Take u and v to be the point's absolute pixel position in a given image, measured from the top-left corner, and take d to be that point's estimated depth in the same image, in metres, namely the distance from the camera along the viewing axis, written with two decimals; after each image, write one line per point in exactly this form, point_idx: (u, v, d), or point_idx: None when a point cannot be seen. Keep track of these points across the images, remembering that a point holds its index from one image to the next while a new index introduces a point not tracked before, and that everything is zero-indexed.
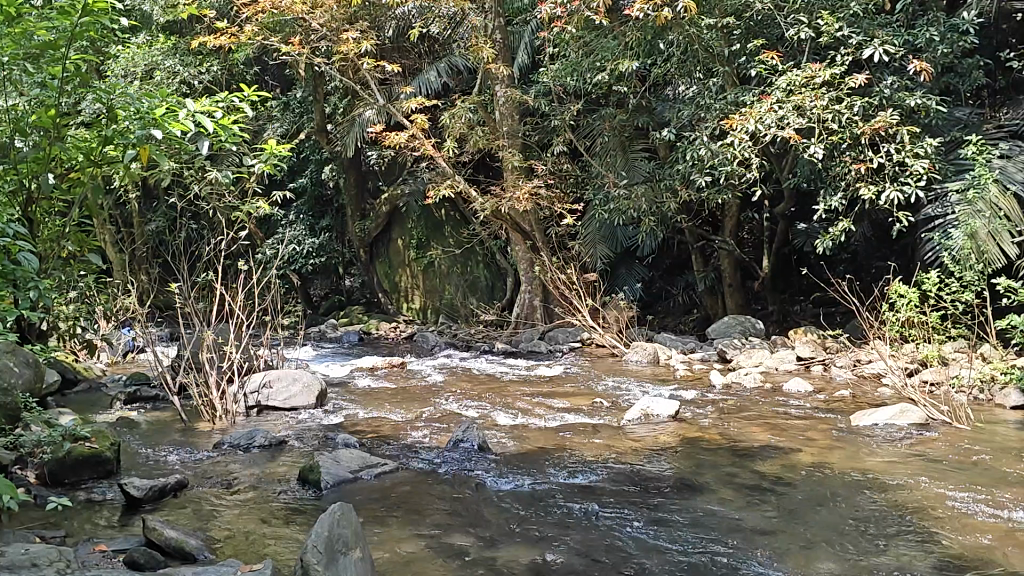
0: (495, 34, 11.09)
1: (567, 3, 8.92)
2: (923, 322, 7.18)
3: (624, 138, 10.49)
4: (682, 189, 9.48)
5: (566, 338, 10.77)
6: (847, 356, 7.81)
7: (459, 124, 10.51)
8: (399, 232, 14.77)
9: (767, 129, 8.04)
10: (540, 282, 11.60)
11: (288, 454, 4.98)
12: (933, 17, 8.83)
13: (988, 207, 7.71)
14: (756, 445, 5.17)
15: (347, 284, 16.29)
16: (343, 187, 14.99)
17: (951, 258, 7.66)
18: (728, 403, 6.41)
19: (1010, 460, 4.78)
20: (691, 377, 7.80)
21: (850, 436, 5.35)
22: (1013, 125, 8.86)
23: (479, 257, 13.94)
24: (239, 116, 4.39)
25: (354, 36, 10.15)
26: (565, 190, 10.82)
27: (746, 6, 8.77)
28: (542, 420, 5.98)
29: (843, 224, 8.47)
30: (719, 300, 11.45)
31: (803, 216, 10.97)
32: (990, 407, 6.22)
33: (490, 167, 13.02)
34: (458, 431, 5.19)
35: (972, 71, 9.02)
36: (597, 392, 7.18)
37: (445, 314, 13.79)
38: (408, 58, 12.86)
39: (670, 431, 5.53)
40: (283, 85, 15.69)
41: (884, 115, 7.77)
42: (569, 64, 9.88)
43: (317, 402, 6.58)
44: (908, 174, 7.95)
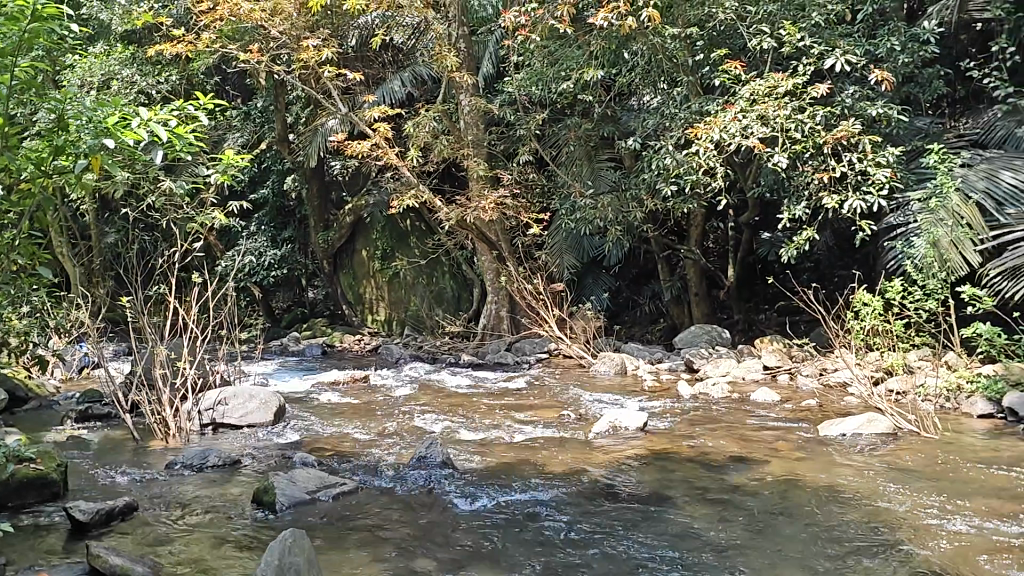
0: (459, 42, 11.03)
1: (531, 11, 8.86)
2: (887, 331, 7.19)
3: (590, 148, 10.46)
4: (647, 198, 9.45)
5: (533, 349, 10.65)
6: (813, 364, 7.80)
7: (422, 133, 10.40)
8: (363, 243, 14.62)
9: (731, 138, 8.01)
10: (506, 293, 11.50)
11: (243, 475, 4.84)
12: (893, 27, 8.94)
13: (949, 215, 7.75)
14: (725, 457, 5.12)
15: (310, 296, 16.10)
16: (306, 198, 14.78)
17: (914, 266, 7.70)
18: (694, 414, 6.36)
19: (979, 469, 4.76)
20: (658, 387, 7.73)
21: (818, 447, 5.31)
22: (973, 134, 9.14)
23: (445, 267, 13.80)
24: (195, 125, 4.24)
25: (313, 44, 10.03)
26: (530, 199, 10.74)
27: (709, 16, 8.83)
28: (507, 434, 5.88)
29: (807, 232, 8.48)
30: (685, 309, 11.45)
31: (768, 226, 11.00)
32: (956, 416, 6.20)
33: (455, 176, 12.93)
34: (421, 448, 5.06)
35: (932, 81, 9.14)
36: (563, 404, 7.09)
37: (410, 326, 13.64)
38: (372, 68, 12.76)
39: (638, 443, 5.45)
40: (243, 95, 15.50)
41: (847, 125, 7.78)
42: (534, 72, 9.81)
43: (275, 419, 6.42)
44: (870, 183, 7.97)
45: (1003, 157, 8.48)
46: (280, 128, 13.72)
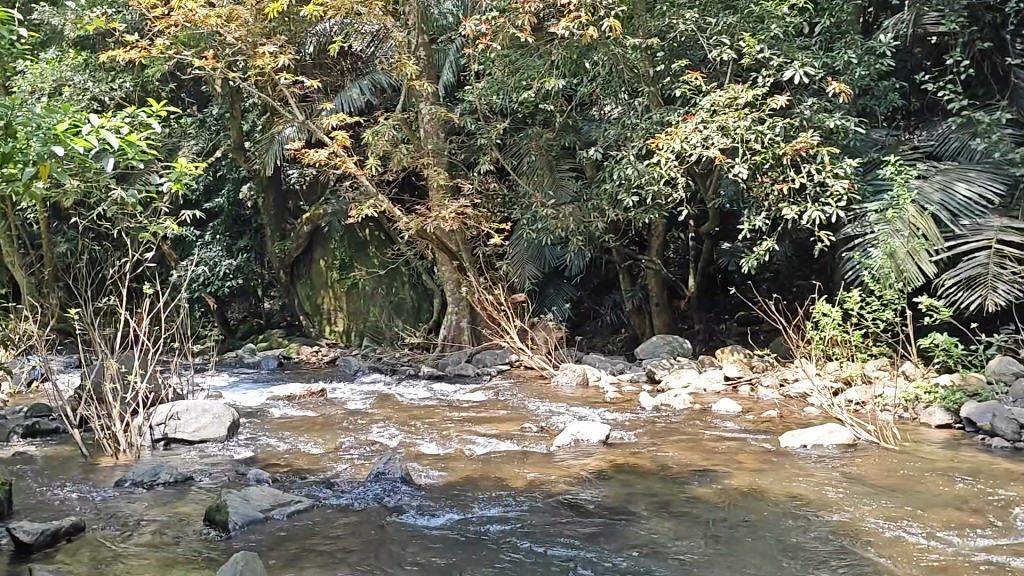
0: (418, 51, 10.97)
1: (492, 19, 8.81)
2: (846, 340, 7.23)
3: (551, 158, 10.44)
4: (608, 209, 9.44)
5: (493, 360, 10.57)
6: (773, 375, 7.82)
7: (381, 142, 10.29)
8: (321, 253, 14.45)
9: (692, 148, 8.01)
10: (467, 304, 11.42)
11: (195, 493, 4.70)
12: (850, 40, 9.04)
13: (906, 226, 7.83)
14: (688, 469, 5.08)
15: (267, 307, 15.87)
16: (262, 207, 14.64)
17: (871, 277, 7.76)
18: (657, 426, 6.32)
19: (940, 481, 4.77)
20: (620, 399, 7.69)
21: (781, 458, 5.30)
22: (927, 146, 9.27)
23: (404, 277, 13.63)
24: (148, 132, 4.13)
25: (271, 51, 9.89)
26: (491, 209, 10.68)
27: (669, 27, 8.88)
28: (468, 448, 5.81)
29: (767, 243, 8.51)
30: (646, 320, 11.46)
31: (728, 236, 11.06)
32: (915, 426, 6.23)
33: (414, 186, 12.84)
34: (379, 464, 4.96)
35: (887, 93, 9.25)
36: (525, 416, 7.02)
37: (369, 337, 13.48)
38: (331, 76, 12.64)
39: (600, 457, 5.40)
40: (199, 102, 15.27)
41: (805, 136, 7.84)
42: (495, 82, 9.76)
43: (229, 433, 6.29)
44: (829, 194, 8.03)
45: (957, 169, 8.61)
46: (236, 136, 13.54)
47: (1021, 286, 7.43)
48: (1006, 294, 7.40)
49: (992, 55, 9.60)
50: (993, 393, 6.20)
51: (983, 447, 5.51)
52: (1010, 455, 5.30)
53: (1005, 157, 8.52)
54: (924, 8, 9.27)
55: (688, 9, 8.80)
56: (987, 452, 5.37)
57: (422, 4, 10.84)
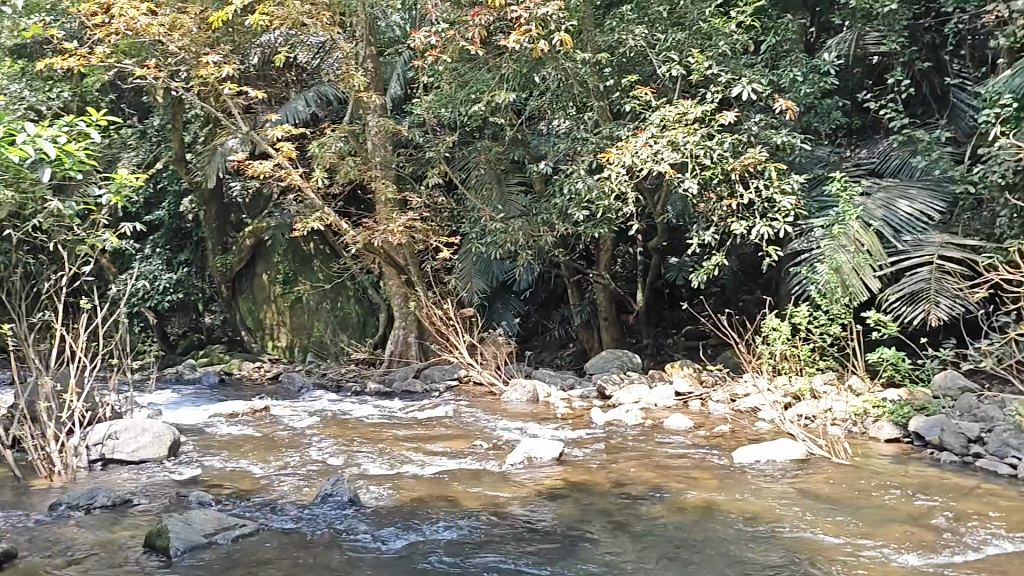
0: (366, 62, 10.84)
1: (441, 32, 8.74)
2: (795, 355, 7.26)
3: (499, 171, 10.40)
4: (558, 223, 9.40)
5: (442, 376, 10.45)
6: (723, 390, 7.83)
7: (327, 154, 10.12)
8: (264, 267, 14.18)
9: (643, 163, 8.01)
10: (414, 318, 11.29)
11: (134, 516, 4.52)
12: (795, 58, 9.17)
13: (851, 242, 7.91)
14: (642, 487, 5.03)
15: (207, 322, 15.54)
16: (204, 220, 14.27)
17: (817, 292, 7.83)
18: (609, 442, 6.27)
19: (892, 496, 4.79)
20: (571, 415, 7.63)
21: (733, 474, 5.28)
22: (869, 163, 9.42)
23: (349, 291, 13.45)
24: (86, 142, 4.01)
25: (214, 60, 9.68)
26: (439, 223, 10.57)
27: (619, 42, 8.92)
28: (418, 467, 5.68)
29: (716, 258, 8.54)
30: (594, 334, 11.46)
31: (676, 251, 11.13)
32: (863, 440, 6.27)
33: (361, 199, 12.69)
34: (326, 485, 4.82)
35: (830, 111, 9.38)
36: (475, 434, 6.91)
37: (313, 352, 13.26)
38: (274, 87, 12.44)
39: (553, 475, 5.33)
40: (139, 113, 14.94)
41: (754, 152, 7.91)
42: (443, 95, 9.67)
43: (167, 454, 6.11)
44: (776, 210, 8.11)
45: (899, 186, 8.76)
46: (177, 148, 13.26)
47: (962, 300, 7.57)
48: (948, 308, 7.54)
49: (932, 75, 9.80)
50: (939, 407, 6.27)
51: (931, 462, 5.56)
52: (958, 469, 5.36)
53: (945, 174, 8.72)
54: (867, 27, 9.44)
55: (637, 24, 8.85)
56: (936, 467, 5.43)
57: (370, 16, 10.73)
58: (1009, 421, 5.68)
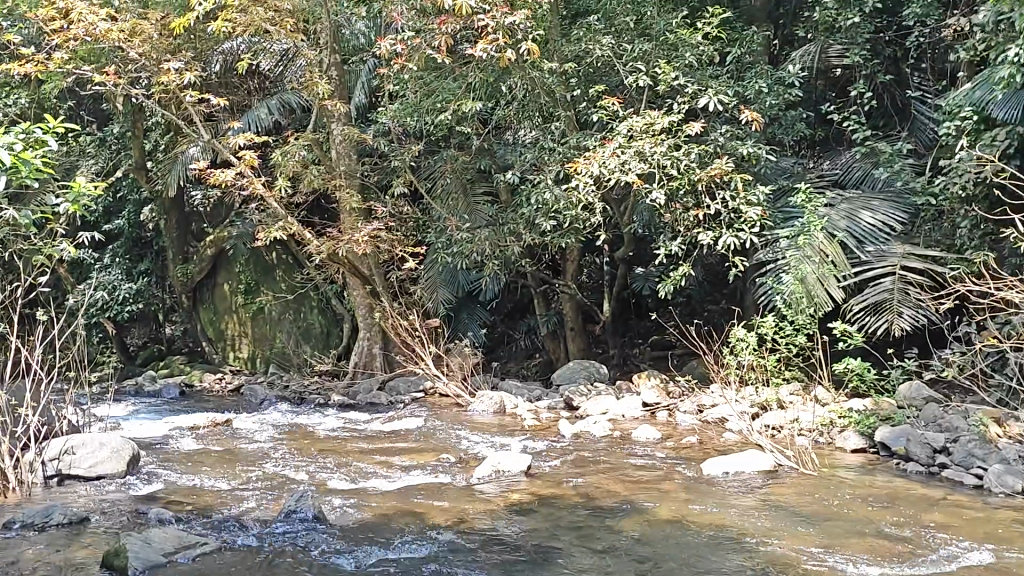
0: (330, 70, 10.75)
1: (407, 40, 8.68)
2: (761, 366, 7.28)
3: (466, 181, 10.35)
4: (524, 233, 9.37)
5: (407, 388, 10.35)
6: (690, 401, 7.83)
7: (291, 162, 9.99)
8: (225, 277, 13.97)
9: (610, 173, 7.99)
10: (379, 329, 11.17)
11: (91, 534, 4.39)
12: (760, 70, 9.24)
13: (816, 253, 7.96)
14: (611, 500, 4.98)
15: (167, 332, 15.28)
16: (164, 229, 14.18)
17: (783, 302, 7.86)
18: (578, 455, 6.22)
19: (860, 508, 4.78)
20: (539, 426, 7.57)
21: (702, 486, 5.26)
22: (832, 174, 9.49)
23: (312, 302, 13.30)
24: (42, 150, 3.94)
25: (175, 67, 9.53)
26: (404, 233, 10.48)
27: (585, 52, 8.93)
28: (384, 481, 5.59)
29: (683, 268, 8.54)
30: (561, 344, 11.42)
31: (641, 261, 11.13)
32: (830, 450, 6.27)
33: (325, 208, 12.57)
34: (290, 501, 4.72)
35: (794, 122, 9.44)
36: (442, 447, 6.83)
37: (275, 364, 13.07)
38: (237, 94, 12.28)
39: (522, 488, 5.26)
40: (98, 120, 14.70)
41: (720, 163, 7.95)
42: (409, 104, 9.59)
43: (127, 469, 5.95)
44: (742, 220, 8.15)
45: (862, 198, 8.82)
46: (137, 155, 13.05)
47: (925, 310, 7.63)
48: (911, 318, 7.60)
49: (893, 87, 9.89)
50: (904, 417, 6.30)
51: (899, 472, 5.56)
52: (925, 479, 5.37)
53: (907, 186, 8.80)
54: (830, 40, 9.54)
55: (604, 34, 8.86)
56: (903, 477, 5.43)
57: (335, 24, 10.64)
58: (973, 432, 5.72)
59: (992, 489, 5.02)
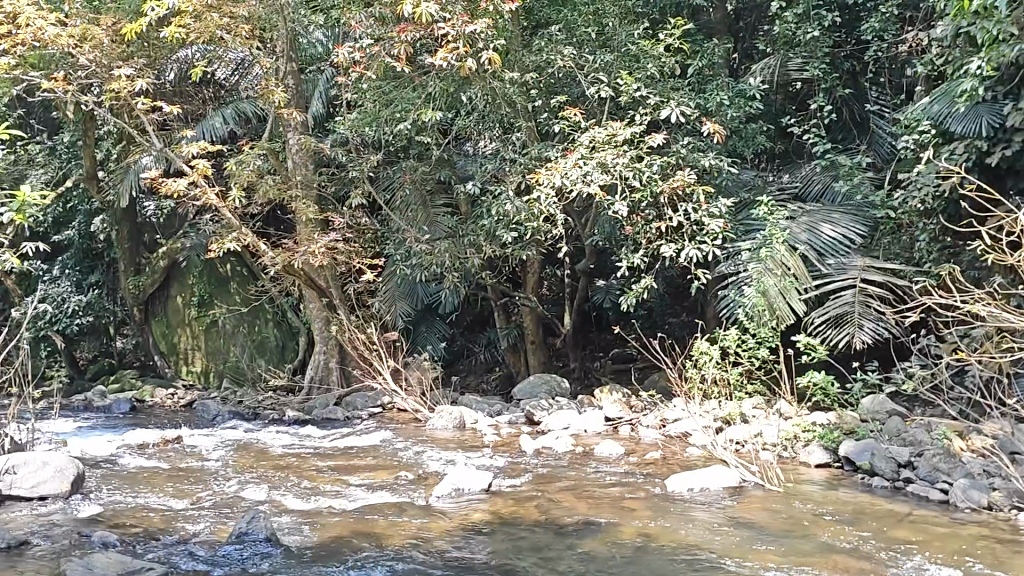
0: (287, 78, 10.55)
1: (366, 48, 8.52)
2: (724, 379, 7.21)
3: (425, 193, 10.19)
4: (485, 245, 9.24)
5: (365, 403, 10.15)
6: (652, 415, 7.74)
7: (246, 172, 9.75)
8: (178, 289, 13.63)
9: (573, 184, 7.87)
10: (336, 342, 10.93)
11: (29, 561, 4.15)
12: (721, 83, 9.23)
13: (778, 265, 7.91)
14: (574, 520, 4.84)
15: (118, 346, 14.88)
16: (115, 240, 13.76)
17: (745, 315, 7.81)
18: (540, 472, 6.08)
19: (828, 526, 4.69)
20: (500, 442, 7.42)
21: (668, 504, 5.14)
22: (792, 188, 9.47)
23: (268, 315, 13.03)
24: None
25: (127, 73, 9.25)
26: (362, 245, 10.29)
27: (547, 63, 8.85)
28: (340, 501, 5.40)
29: (645, 280, 8.46)
30: (521, 357, 11.28)
31: (602, 274, 11.05)
32: (794, 465, 6.19)
33: (280, 220, 12.33)
34: (241, 523, 4.51)
35: (755, 135, 9.44)
36: (400, 464, 6.64)
37: (229, 378, 12.76)
38: (191, 103, 12.00)
39: (482, 507, 5.10)
40: (48, 129, 14.34)
41: (682, 176, 7.91)
42: (367, 114, 9.41)
43: (71, 490, 5.68)
44: (705, 233, 8.11)
45: (821, 211, 8.82)
46: (88, 164, 12.70)
47: (885, 323, 7.63)
48: (872, 331, 7.59)
49: (853, 101, 9.91)
50: (868, 432, 6.26)
51: (863, 487, 5.50)
52: (889, 494, 5.30)
53: (866, 200, 8.82)
54: (790, 54, 9.58)
55: (565, 45, 8.79)
56: (867, 492, 5.37)
57: (292, 33, 10.45)
58: (935, 446, 5.74)
59: (956, 505, 4.96)
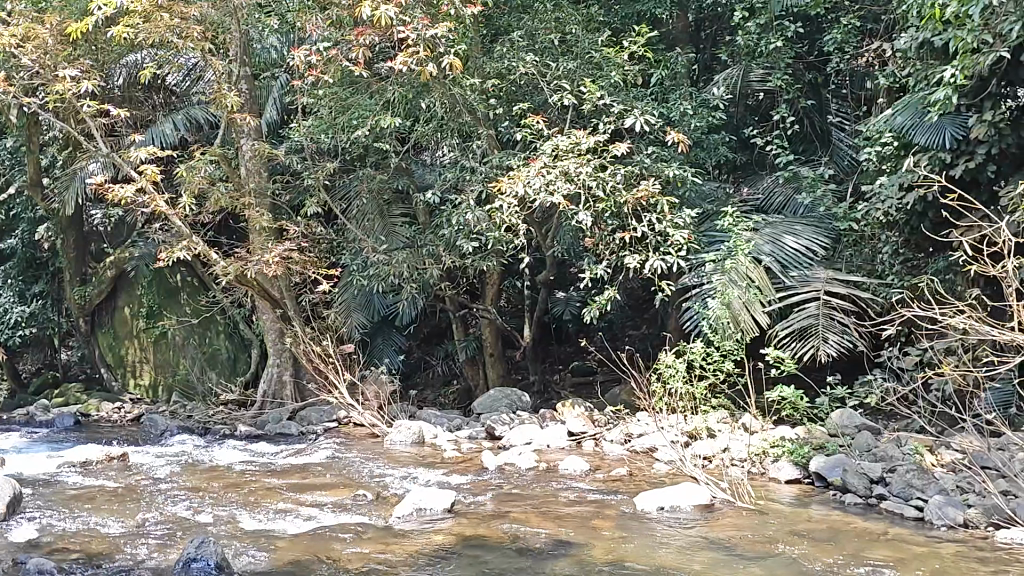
0: (241, 83, 10.26)
1: (322, 51, 8.26)
2: (690, 393, 7.05)
3: (382, 202, 9.96)
4: (445, 255, 9.03)
5: (320, 418, 9.85)
6: (617, 430, 7.57)
7: (196, 178, 9.41)
8: (126, 299, 13.17)
9: (536, 193, 7.67)
10: (290, 355, 10.60)
11: None
12: (684, 92, 9.14)
13: (742, 277, 7.80)
14: (541, 540, 4.65)
15: (63, 358, 14.36)
16: (60, 250, 13.30)
17: (709, 328, 7.67)
18: (504, 490, 5.85)
19: (804, 545, 4.54)
20: (461, 459, 7.17)
21: (637, 523, 4.96)
22: (754, 200, 9.39)
23: (219, 326, 12.64)
24: None
25: (72, 75, 8.89)
26: (317, 255, 10.00)
27: (508, 70, 8.68)
28: (295, 522, 5.13)
29: (608, 292, 8.29)
30: (480, 370, 11.06)
31: (562, 286, 10.89)
32: (763, 481, 6.05)
33: (232, 228, 11.99)
34: (188, 548, 4.17)
35: (717, 146, 9.35)
36: (358, 482, 6.37)
37: (178, 392, 12.33)
38: (141, 109, 11.63)
39: (444, 528, 4.86)
40: None
41: (646, 186, 7.79)
42: (322, 120, 9.15)
43: (6, 512, 5.34)
44: (669, 244, 7.99)
45: (784, 222, 8.71)
46: (32, 170, 12.25)
47: (849, 336, 7.57)
48: (837, 344, 7.52)
49: (814, 113, 9.85)
50: (837, 446, 6.15)
51: (835, 504, 5.36)
52: (863, 511, 5.17)
53: (829, 212, 8.77)
54: (752, 64, 9.52)
55: (527, 52, 8.62)
56: (840, 510, 5.23)
57: (245, 37, 10.17)
58: (908, 462, 5.64)
59: (933, 522, 4.84)
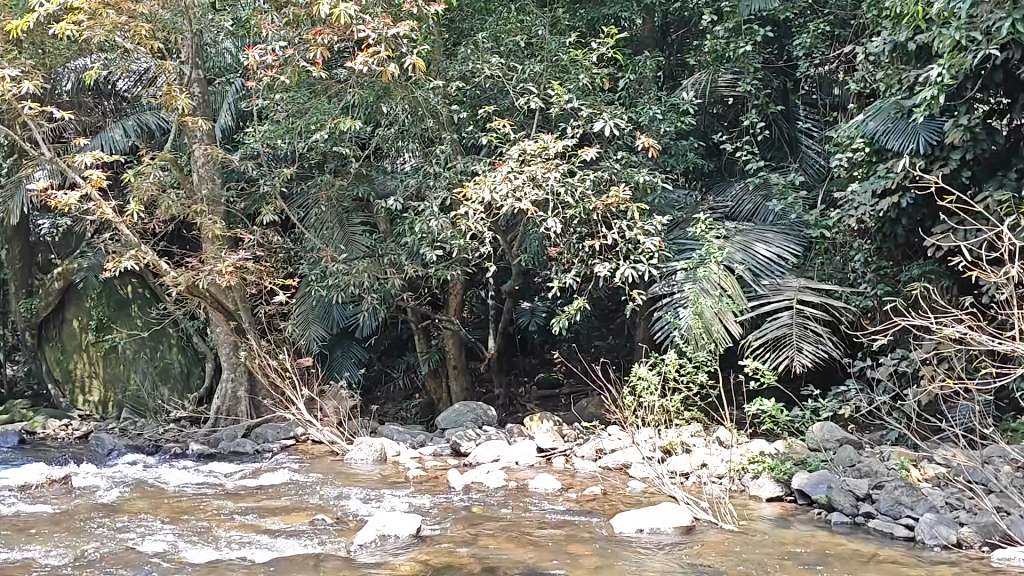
0: (193, 86, 9.86)
1: (279, 50, 7.86)
2: (663, 407, 6.78)
3: (341, 210, 9.60)
4: (408, 264, 8.71)
5: (276, 435, 9.44)
6: (588, 446, 7.28)
7: (146, 184, 8.98)
8: (74, 312, 12.57)
9: (503, 199, 7.36)
10: (245, 369, 10.16)
11: None
12: (653, 97, 8.94)
13: (715, 286, 7.55)
14: (516, 568, 4.33)
15: (8, 373, 13.77)
16: (5, 261, 12.84)
17: (681, 338, 7.42)
18: (473, 512, 5.53)
19: (793, 570, 4.28)
20: (425, 478, 6.84)
21: (616, 548, 4.67)
22: (723, 207, 9.18)
23: (172, 340, 12.12)
24: None
25: (12, 75, 8.41)
26: (274, 265, 9.60)
27: (473, 72, 8.42)
28: (250, 552, 4.75)
29: (578, 301, 8.00)
30: (443, 383, 10.73)
31: (527, 296, 10.62)
32: (743, 498, 5.79)
33: (186, 238, 11.56)
34: None
35: (686, 153, 9.14)
36: (318, 506, 6.00)
37: (129, 409, 11.82)
38: (90, 115, 11.19)
39: (410, 559, 4.51)
40: None
41: (616, 192, 7.55)
42: (279, 124, 8.79)
43: None
44: (640, 251, 7.74)
45: (754, 230, 8.48)
46: None
47: (823, 346, 7.37)
48: (811, 354, 7.32)
49: (782, 119, 9.74)
50: (818, 463, 5.92)
51: (821, 523, 5.13)
52: (850, 531, 4.94)
53: (799, 219, 8.57)
54: (720, 69, 9.35)
55: (493, 54, 8.35)
56: (826, 529, 4.99)
57: (199, 38, 9.78)
58: (895, 478, 5.44)
59: (924, 542, 4.62)
